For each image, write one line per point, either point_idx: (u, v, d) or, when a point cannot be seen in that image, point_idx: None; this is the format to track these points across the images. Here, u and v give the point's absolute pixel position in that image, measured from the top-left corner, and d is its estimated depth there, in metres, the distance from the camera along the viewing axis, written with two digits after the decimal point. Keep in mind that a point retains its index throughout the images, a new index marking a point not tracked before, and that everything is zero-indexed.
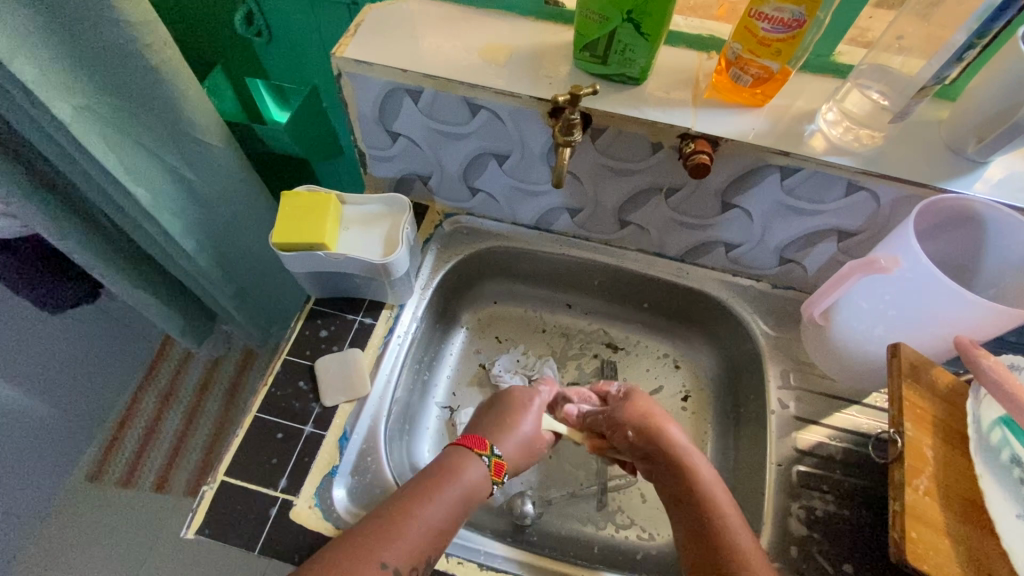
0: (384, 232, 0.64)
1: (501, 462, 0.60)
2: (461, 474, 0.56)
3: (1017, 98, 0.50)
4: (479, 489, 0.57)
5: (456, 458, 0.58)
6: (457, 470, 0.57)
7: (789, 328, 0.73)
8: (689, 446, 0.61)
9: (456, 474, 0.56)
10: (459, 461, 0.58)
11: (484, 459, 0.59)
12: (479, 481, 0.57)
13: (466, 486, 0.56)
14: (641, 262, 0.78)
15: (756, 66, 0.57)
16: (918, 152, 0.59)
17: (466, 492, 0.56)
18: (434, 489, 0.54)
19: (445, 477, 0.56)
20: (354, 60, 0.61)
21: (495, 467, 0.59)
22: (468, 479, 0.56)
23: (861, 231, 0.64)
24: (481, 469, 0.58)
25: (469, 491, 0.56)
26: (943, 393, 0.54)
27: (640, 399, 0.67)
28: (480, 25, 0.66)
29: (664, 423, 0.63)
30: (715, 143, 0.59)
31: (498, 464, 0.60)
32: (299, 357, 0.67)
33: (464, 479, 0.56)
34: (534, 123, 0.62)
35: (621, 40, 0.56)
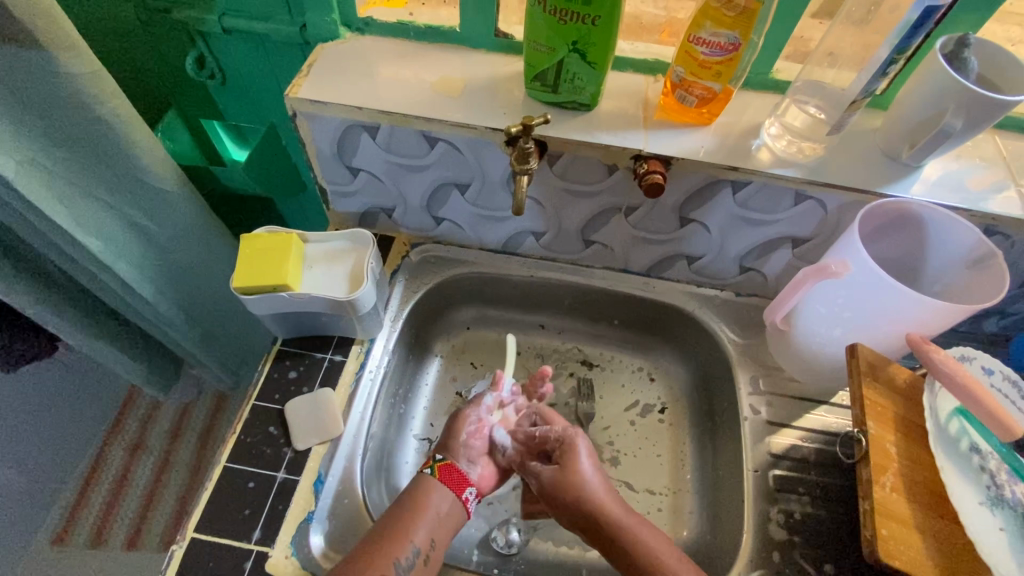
0: (348, 268, 0.63)
1: (447, 463, 0.63)
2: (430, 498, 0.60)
3: (940, 106, 0.54)
4: (447, 510, 0.60)
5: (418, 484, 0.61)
6: (426, 491, 0.60)
7: (754, 334, 0.75)
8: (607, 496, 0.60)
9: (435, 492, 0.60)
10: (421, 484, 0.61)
11: (428, 471, 0.62)
12: (440, 494, 0.60)
13: (437, 509, 0.59)
14: (609, 279, 0.80)
15: (699, 88, 0.59)
16: (859, 160, 0.62)
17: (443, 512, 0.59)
18: (410, 511, 0.58)
19: (416, 497, 0.59)
20: (309, 100, 0.61)
21: (441, 470, 0.62)
22: (435, 502, 0.59)
23: (813, 237, 0.66)
24: (436, 485, 0.61)
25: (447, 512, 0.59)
26: (902, 389, 0.56)
27: (572, 456, 0.63)
28: (433, 59, 0.67)
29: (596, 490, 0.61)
30: (667, 162, 0.61)
31: (442, 465, 0.63)
32: (268, 401, 0.65)
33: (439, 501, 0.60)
34: (492, 152, 0.63)
35: (570, 68, 0.58)
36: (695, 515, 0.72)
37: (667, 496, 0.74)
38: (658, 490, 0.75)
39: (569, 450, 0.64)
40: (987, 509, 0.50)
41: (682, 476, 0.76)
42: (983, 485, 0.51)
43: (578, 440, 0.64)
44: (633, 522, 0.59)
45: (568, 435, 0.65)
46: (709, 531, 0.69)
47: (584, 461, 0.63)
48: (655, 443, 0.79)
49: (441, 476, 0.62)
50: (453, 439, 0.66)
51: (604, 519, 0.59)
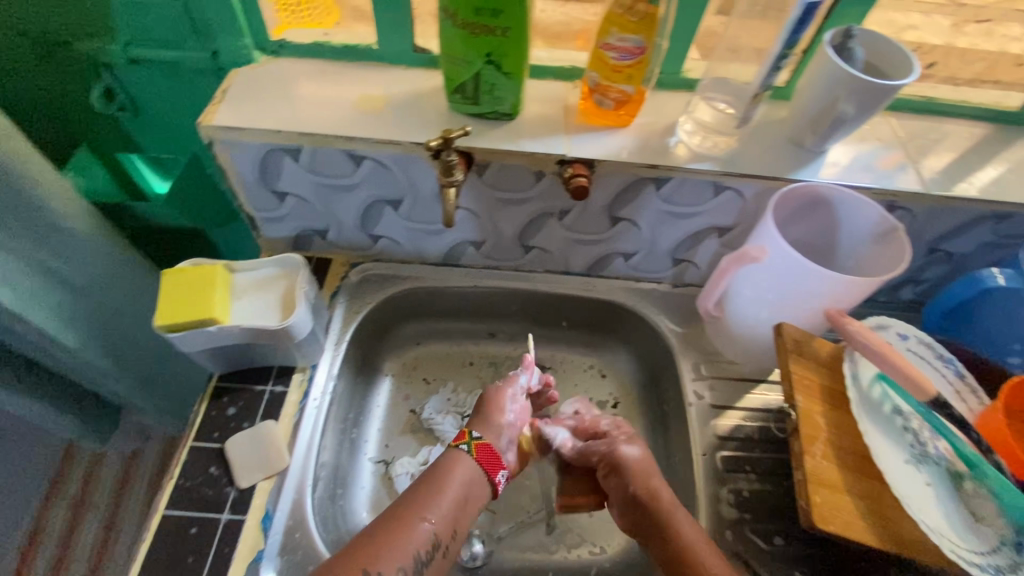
0: (280, 295, 0.62)
1: (484, 442, 0.61)
2: (451, 478, 0.57)
3: (834, 95, 0.58)
4: (467, 487, 0.57)
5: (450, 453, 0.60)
6: (450, 466, 0.58)
7: (693, 322, 0.78)
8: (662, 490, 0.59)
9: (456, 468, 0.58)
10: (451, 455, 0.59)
11: (464, 447, 0.60)
12: (467, 474, 0.58)
13: (456, 492, 0.56)
14: (551, 282, 0.81)
15: (615, 91, 0.61)
16: (769, 150, 0.65)
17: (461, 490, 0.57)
18: (427, 492, 0.55)
19: (433, 480, 0.57)
20: (224, 127, 0.60)
21: (479, 449, 0.60)
22: (456, 477, 0.57)
23: (735, 226, 0.70)
24: (469, 463, 0.59)
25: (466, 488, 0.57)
26: (827, 361, 0.59)
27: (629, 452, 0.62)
28: (353, 77, 0.67)
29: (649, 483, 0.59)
30: (591, 165, 0.63)
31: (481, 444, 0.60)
32: (208, 441, 0.63)
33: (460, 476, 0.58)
34: (420, 166, 0.63)
35: (487, 80, 0.59)
36: None
37: None
38: None
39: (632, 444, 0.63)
40: (910, 466, 0.56)
41: None
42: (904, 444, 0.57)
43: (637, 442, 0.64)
44: (672, 509, 0.57)
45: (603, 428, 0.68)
46: None
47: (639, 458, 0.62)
48: None
49: (480, 456, 0.59)
50: (496, 415, 0.65)
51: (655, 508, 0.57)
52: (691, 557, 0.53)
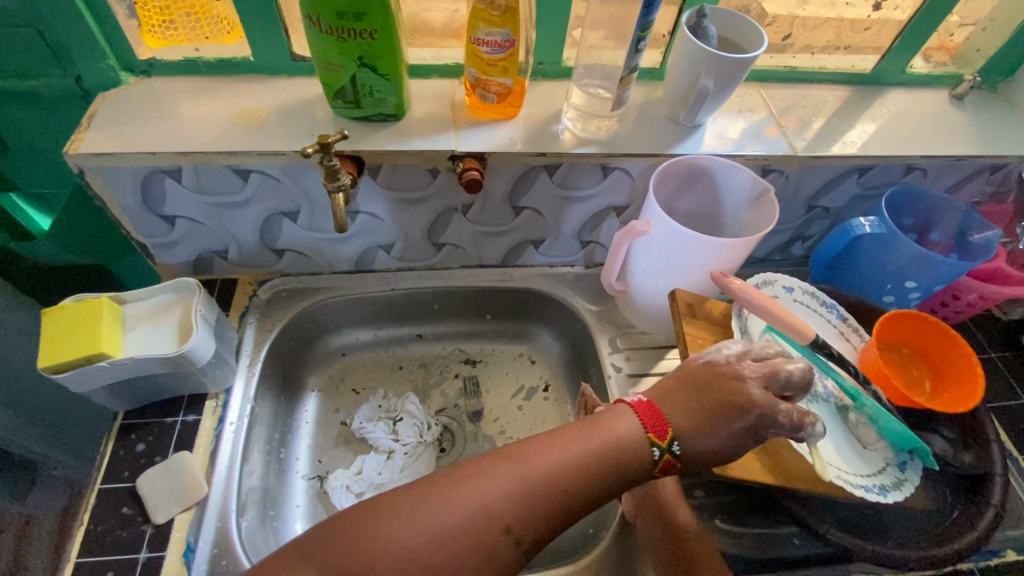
0: (176, 321, 0.60)
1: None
2: (606, 429, 0.49)
3: (695, 72, 0.62)
4: (634, 446, 0.49)
5: (610, 407, 0.52)
6: (603, 420, 0.50)
7: (607, 299, 0.81)
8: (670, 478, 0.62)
9: (597, 427, 0.50)
10: (612, 411, 0.51)
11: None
12: (629, 431, 0.50)
13: (622, 437, 0.49)
14: (468, 277, 0.82)
15: (494, 85, 0.62)
16: (649, 128, 0.69)
17: (604, 450, 0.48)
18: (581, 431, 0.49)
19: (591, 426, 0.50)
20: (92, 154, 0.57)
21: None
22: (619, 428, 0.50)
23: (630, 203, 0.73)
24: (633, 420, 0.50)
25: (609, 455, 0.48)
26: (718, 320, 0.64)
27: None
28: (232, 92, 0.65)
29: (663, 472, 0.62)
30: (482, 158, 0.64)
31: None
32: (117, 481, 0.60)
33: (609, 433, 0.49)
34: (311, 174, 0.63)
35: (365, 83, 0.60)
36: None
37: None
38: None
39: None
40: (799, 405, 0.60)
41: None
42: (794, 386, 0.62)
43: None
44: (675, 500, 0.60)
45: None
46: None
47: None
48: (543, 420, 0.82)
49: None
50: None
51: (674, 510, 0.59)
52: (687, 543, 0.57)
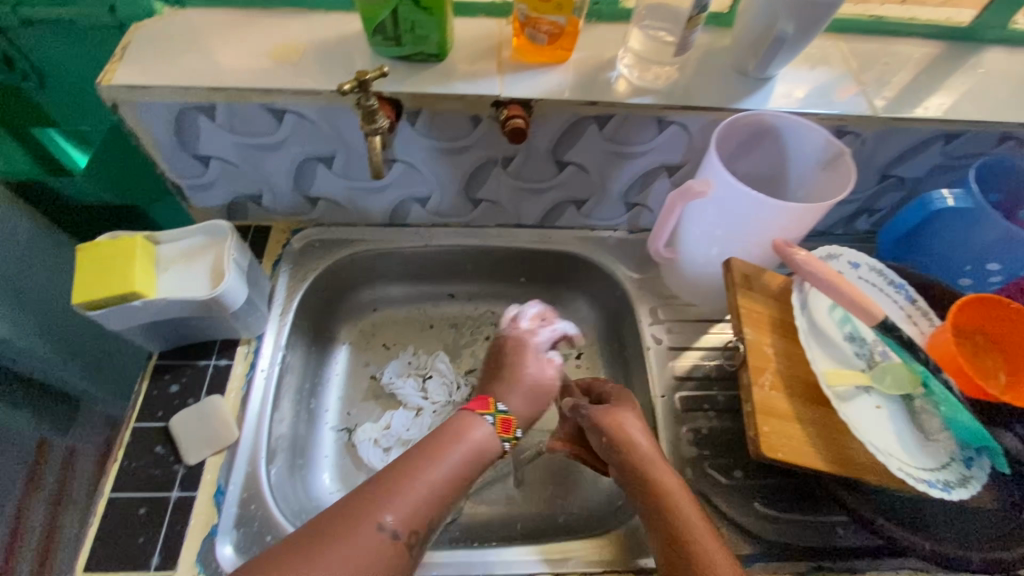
0: (207, 264, 0.58)
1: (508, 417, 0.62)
2: (467, 436, 0.58)
3: (773, 14, 0.55)
4: (482, 454, 0.58)
5: (459, 420, 0.60)
6: (461, 431, 0.59)
7: (650, 267, 0.76)
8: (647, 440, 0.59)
9: (464, 438, 0.58)
10: (462, 422, 0.60)
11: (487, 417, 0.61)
12: (483, 436, 0.59)
13: (469, 447, 0.58)
14: (505, 237, 0.79)
15: (545, 23, 0.57)
16: (712, 80, 0.62)
17: (464, 458, 0.57)
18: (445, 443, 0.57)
19: (450, 437, 0.58)
20: (125, 86, 0.55)
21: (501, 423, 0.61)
22: (473, 437, 0.59)
23: (684, 163, 0.68)
24: (482, 426, 0.60)
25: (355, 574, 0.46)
26: (776, 293, 0.59)
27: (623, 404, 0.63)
28: (267, 26, 0.62)
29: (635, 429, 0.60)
30: (528, 105, 0.60)
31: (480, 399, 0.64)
32: (151, 420, 0.60)
33: (464, 443, 0.58)
34: (346, 117, 0.59)
35: (407, 18, 0.55)
36: None
37: None
38: None
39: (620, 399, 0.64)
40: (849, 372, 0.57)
41: None
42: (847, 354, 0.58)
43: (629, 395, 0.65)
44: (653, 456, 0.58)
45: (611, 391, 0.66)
46: None
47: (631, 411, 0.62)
48: None
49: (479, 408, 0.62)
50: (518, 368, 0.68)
51: (630, 444, 0.59)
52: (672, 505, 0.54)
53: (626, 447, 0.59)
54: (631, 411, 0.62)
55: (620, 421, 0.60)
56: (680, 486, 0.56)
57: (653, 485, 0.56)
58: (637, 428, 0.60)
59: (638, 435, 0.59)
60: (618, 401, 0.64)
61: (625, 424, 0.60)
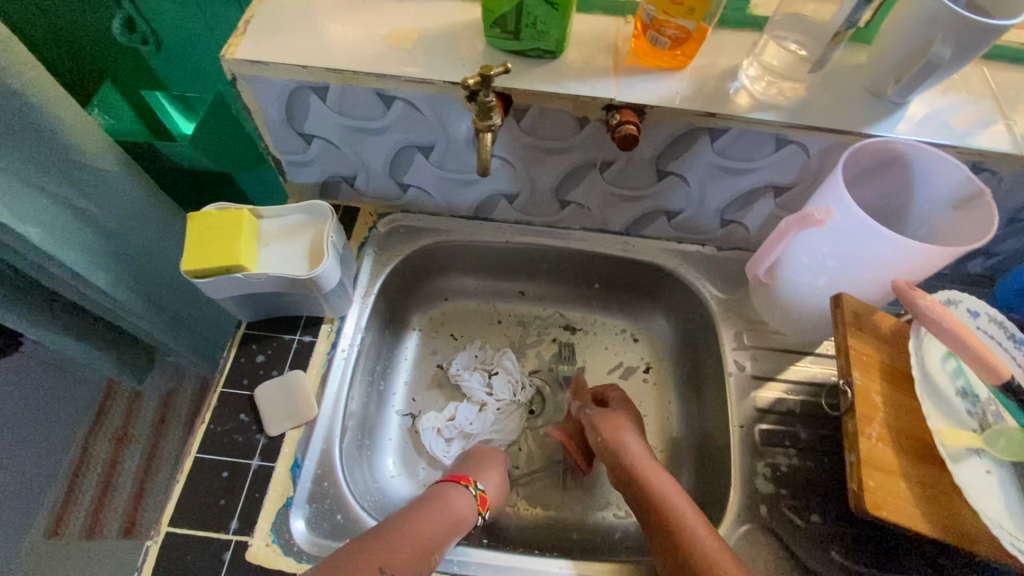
0: (307, 244, 0.60)
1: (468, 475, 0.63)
2: (451, 504, 0.58)
3: (928, 34, 0.50)
4: (461, 523, 0.58)
5: (444, 488, 0.60)
6: (447, 498, 0.59)
7: (738, 289, 0.73)
8: (641, 451, 0.63)
9: (440, 501, 0.58)
10: (446, 491, 0.60)
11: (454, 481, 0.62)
12: (461, 502, 0.59)
13: (456, 515, 0.58)
14: (587, 241, 0.77)
15: (672, 27, 0.54)
16: (842, 100, 0.58)
17: (443, 528, 0.55)
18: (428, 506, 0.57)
19: (436, 500, 0.58)
20: (246, 61, 0.56)
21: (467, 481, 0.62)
22: (456, 507, 0.58)
23: (794, 185, 0.64)
24: (461, 491, 0.60)
25: None
26: (886, 336, 0.55)
27: (617, 413, 0.69)
28: (383, 9, 0.61)
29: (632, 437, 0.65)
30: (641, 112, 0.57)
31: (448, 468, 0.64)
32: (237, 388, 0.62)
33: (444, 515, 0.57)
34: (454, 109, 0.59)
35: (531, 12, 0.53)
36: (683, 473, 0.72)
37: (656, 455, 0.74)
38: None
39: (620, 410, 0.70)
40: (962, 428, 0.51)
41: (669, 434, 0.75)
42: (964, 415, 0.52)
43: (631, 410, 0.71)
44: (647, 465, 0.61)
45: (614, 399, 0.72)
46: (697, 489, 0.69)
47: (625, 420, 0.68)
48: (640, 402, 0.78)
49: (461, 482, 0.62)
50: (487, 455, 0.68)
51: (620, 446, 0.64)
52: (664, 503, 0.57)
53: (616, 445, 0.64)
54: (626, 419, 0.68)
55: (619, 427, 0.66)
56: (675, 489, 0.58)
57: (646, 490, 0.59)
58: (628, 433, 0.66)
59: (627, 437, 0.65)
60: (615, 411, 0.69)
61: (624, 429, 0.66)
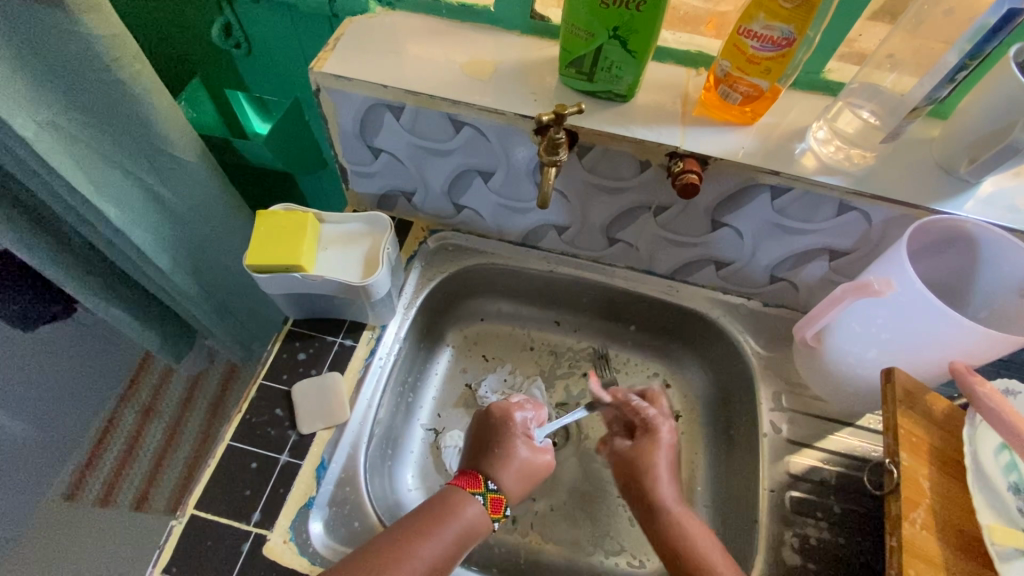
0: (364, 253, 0.62)
1: (500, 496, 0.58)
2: (460, 514, 0.55)
3: (1010, 118, 0.49)
4: (474, 532, 0.55)
5: (450, 496, 0.56)
6: (453, 507, 0.55)
7: (780, 347, 0.71)
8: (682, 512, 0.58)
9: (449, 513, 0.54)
10: (455, 498, 0.56)
11: (478, 497, 0.57)
12: (476, 517, 0.55)
13: (463, 524, 0.54)
14: (631, 279, 0.77)
15: (745, 84, 0.55)
16: (910, 172, 0.57)
17: (457, 537, 0.54)
18: (433, 518, 0.54)
19: (442, 511, 0.54)
20: (332, 74, 0.59)
21: (493, 502, 0.57)
22: (465, 518, 0.55)
23: (852, 251, 0.63)
24: (479, 509, 0.56)
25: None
26: (938, 419, 0.53)
27: (650, 442, 0.63)
28: (465, 39, 0.64)
29: (657, 481, 0.60)
30: (704, 162, 0.57)
31: (469, 475, 0.58)
32: (276, 382, 0.64)
33: (456, 524, 0.54)
34: (519, 140, 0.61)
35: (608, 56, 0.55)
36: (704, 530, 0.70)
37: None
38: None
39: (650, 436, 0.64)
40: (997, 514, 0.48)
41: (694, 485, 0.73)
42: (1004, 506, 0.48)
43: (663, 431, 0.64)
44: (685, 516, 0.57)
45: (658, 423, 0.64)
46: (719, 548, 0.66)
47: (658, 451, 0.62)
48: None
49: (490, 508, 0.57)
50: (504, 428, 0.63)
51: (648, 489, 0.60)
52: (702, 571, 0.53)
53: (650, 481, 0.60)
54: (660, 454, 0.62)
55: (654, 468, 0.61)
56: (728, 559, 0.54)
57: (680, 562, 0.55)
58: (664, 469, 0.61)
59: (664, 478, 0.60)
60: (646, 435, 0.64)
61: (655, 466, 0.61)
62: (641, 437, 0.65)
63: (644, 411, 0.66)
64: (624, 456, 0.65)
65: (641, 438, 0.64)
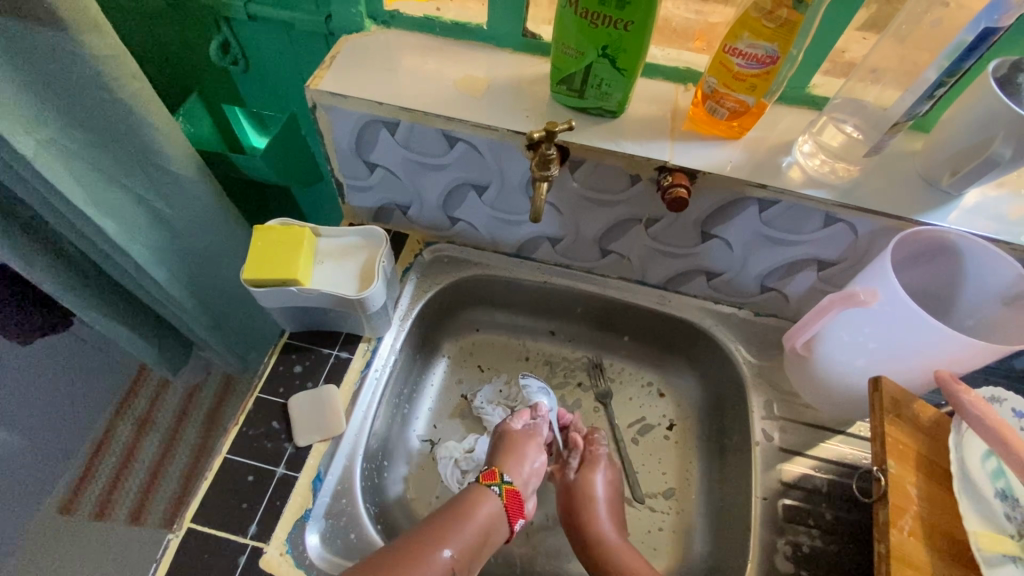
0: (359, 266, 0.63)
1: (514, 489, 0.62)
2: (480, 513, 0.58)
3: (988, 132, 0.51)
4: (495, 526, 0.58)
5: (474, 491, 0.60)
6: (474, 501, 0.59)
7: (771, 355, 0.72)
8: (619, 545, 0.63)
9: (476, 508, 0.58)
10: (475, 494, 0.60)
11: (494, 488, 0.61)
12: (492, 514, 0.59)
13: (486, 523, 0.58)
14: (624, 290, 0.78)
15: (731, 100, 0.57)
16: (894, 185, 0.59)
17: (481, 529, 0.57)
18: (463, 513, 0.57)
19: (469, 506, 0.58)
20: (328, 92, 0.60)
21: (510, 495, 0.61)
22: (485, 510, 0.58)
23: (839, 261, 0.64)
24: (496, 504, 0.59)
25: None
26: (925, 427, 0.54)
27: (590, 474, 0.69)
28: (459, 56, 0.66)
29: (600, 512, 0.66)
30: (693, 175, 0.59)
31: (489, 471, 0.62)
32: (272, 395, 0.65)
33: (477, 520, 0.57)
34: (512, 155, 0.62)
35: (598, 74, 0.56)
36: (698, 538, 0.70)
37: (670, 515, 0.73)
38: (661, 508, 0.73)
39: (590, 467, 0.70)
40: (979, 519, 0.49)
41: (687, 494, 0.74)
42: (987, 511, 0.49)
43: (600, 464, 0.70)
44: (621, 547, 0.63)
45: (597, 456, 0.71)
46: (713, 555, 0.67)
47: (598, 479, 0.69)
48: (660, 459, 0.77)
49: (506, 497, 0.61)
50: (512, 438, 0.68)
51: (593, 515, 0.66)
52: None
53: (590, 512, 0.66)
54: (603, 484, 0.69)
55: (593, 499, 0.67)
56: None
57: None
58: (602, 504, 0.67)
59: (601, 512, 0.66)
60: (589, 465, 0.70)
61: (596, 497, 0.67)
62: (583, 469, 0.70)
63: (595, 445, 0.72)
64: (567, 487, 0.69)
65: (580, 470, 0.70)
